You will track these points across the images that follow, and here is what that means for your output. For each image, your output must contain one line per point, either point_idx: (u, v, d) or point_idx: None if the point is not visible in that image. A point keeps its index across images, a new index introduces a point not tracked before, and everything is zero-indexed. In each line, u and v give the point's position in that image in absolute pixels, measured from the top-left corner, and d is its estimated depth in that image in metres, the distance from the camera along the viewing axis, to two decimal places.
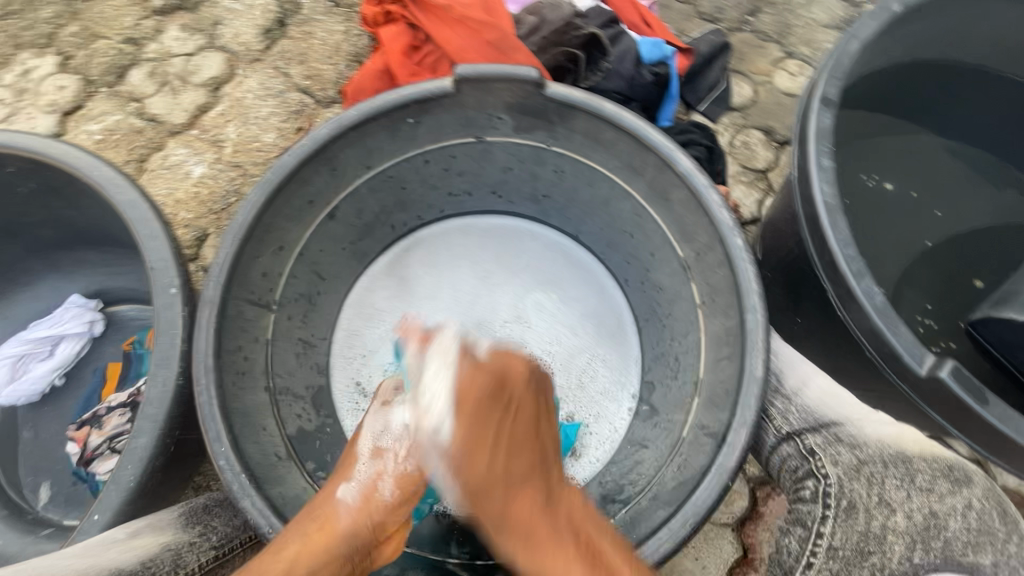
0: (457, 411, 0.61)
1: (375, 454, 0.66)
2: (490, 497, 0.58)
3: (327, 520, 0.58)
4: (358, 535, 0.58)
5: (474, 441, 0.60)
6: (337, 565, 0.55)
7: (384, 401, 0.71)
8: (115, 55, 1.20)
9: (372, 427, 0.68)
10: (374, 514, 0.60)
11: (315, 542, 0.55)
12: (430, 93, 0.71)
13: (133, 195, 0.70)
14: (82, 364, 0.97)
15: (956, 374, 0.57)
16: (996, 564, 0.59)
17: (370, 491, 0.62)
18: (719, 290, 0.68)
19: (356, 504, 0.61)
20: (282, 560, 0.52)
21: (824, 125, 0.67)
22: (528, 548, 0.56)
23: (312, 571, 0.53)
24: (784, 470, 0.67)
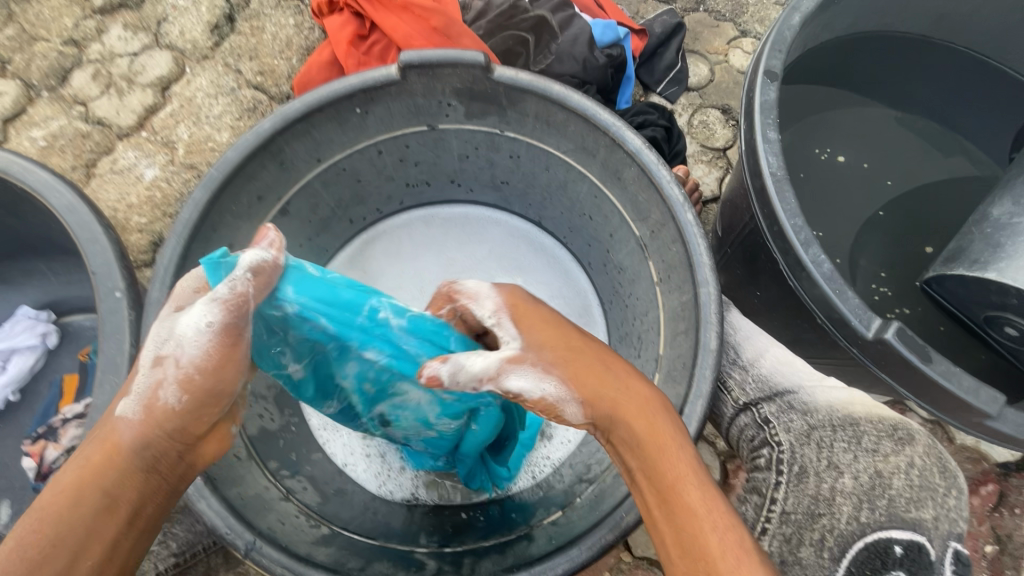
0: (521, 316, 0.57)
1: (159, 361, 0.51)
2: (592, 373, 0.53)
3: (106, 439, 0.50)
4: (152, 446, 0.50)
5: (572, 352, 0.55)
6: (135, 481, 0.49)
7: (181, 304, 0.55)
8: (56, 58, 1.16)
9: (156, 333, 0.53)
10: (160, 424, 0.51)
11: (93, 468, 0.49)
12: (375, 81, 0.70)
13: (71, 198, 0.68)
14: (37, 377, 0.94)
15: (901, 335, 0.58)
16: (937, 519, 0.59)
17: (154, 400, 0.51)
18: (674, 266, 0.69)
19: (138, 417, 0.51)
20: (65, 491, 0.47)
21: (769, 98, 0.68)
22: (645, 418, 0.51)
23: (103, 493, 0.48)
24: (743, 440, 0.69)
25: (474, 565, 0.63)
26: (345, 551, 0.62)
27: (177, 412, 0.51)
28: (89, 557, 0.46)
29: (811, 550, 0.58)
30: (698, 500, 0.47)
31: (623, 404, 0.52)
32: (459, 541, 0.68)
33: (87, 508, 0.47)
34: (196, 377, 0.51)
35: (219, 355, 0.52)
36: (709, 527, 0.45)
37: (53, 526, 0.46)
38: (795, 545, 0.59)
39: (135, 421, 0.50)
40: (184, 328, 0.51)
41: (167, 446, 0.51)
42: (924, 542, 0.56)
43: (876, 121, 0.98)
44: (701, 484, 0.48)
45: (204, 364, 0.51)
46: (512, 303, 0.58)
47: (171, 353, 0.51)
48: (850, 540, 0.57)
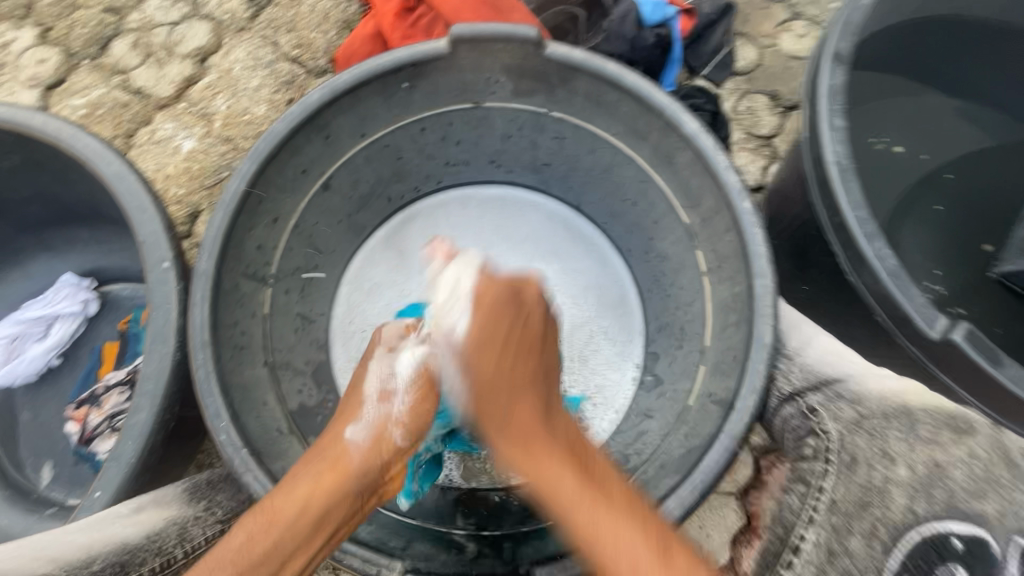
0: (475, 312, 0.63)
1: (383, 397, 0.62)
2: (495, 397, 0.59)
3: (337, 460, 0.57)
4: (371, 473, 0.58)
5: (482, 363, 0.61)
6: (349, 502, 0.55)
7: (389, 345, 0.66)
8: (97, 26, 1.16)
9: (378, 370, 0.64)
10: (385, 453, 0.59)
11: (326, 483, 0.55)
12: (424, 55, 0.68)
13: (120, 166, 0.67)
14: (79, 344, 0.95)
15: (971, 337, 0.56)
16: (1004, 513, 0.52)
17: (381, 432, 0.60)
18: (726, 256, 0.67)
19: (366, 444, 0.59)
20: (296, 497, 0.53)
21: (836, 82, 0.65)
22: (526, 446, 0.56)
23: (322, 513, 0.53)
24: (787, 431, 0.67)
25: (514, 549, 0.63)
26: (386, 529, 0.62)
27: (398, 446, 0.61)
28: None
29: (860, 540, 0.54)
30: (585, 528, 0.50)
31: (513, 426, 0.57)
32: (497, 525, 0.68)
33: (308, 523, 0.52)
34: (413, 420, 0.62)
35: (420, 406, 0.63)
36: (585, 524, 0.50)
37: (271, 530, 0.50)
38: (843, 535, 0.55)
39: (361, 452, 0.58)
40: (401, 365, 0.63)
41: (381, 475, 0.58)
42: (987, 537, 0.52)
43: (940, 111, 0.93)
44: (590, 514, 0.50)
45: (415, 400, 0.63)
46: (481, 293, 0.64)
47: (395, 390, 0.62)
48: (903, 531, 0.53)
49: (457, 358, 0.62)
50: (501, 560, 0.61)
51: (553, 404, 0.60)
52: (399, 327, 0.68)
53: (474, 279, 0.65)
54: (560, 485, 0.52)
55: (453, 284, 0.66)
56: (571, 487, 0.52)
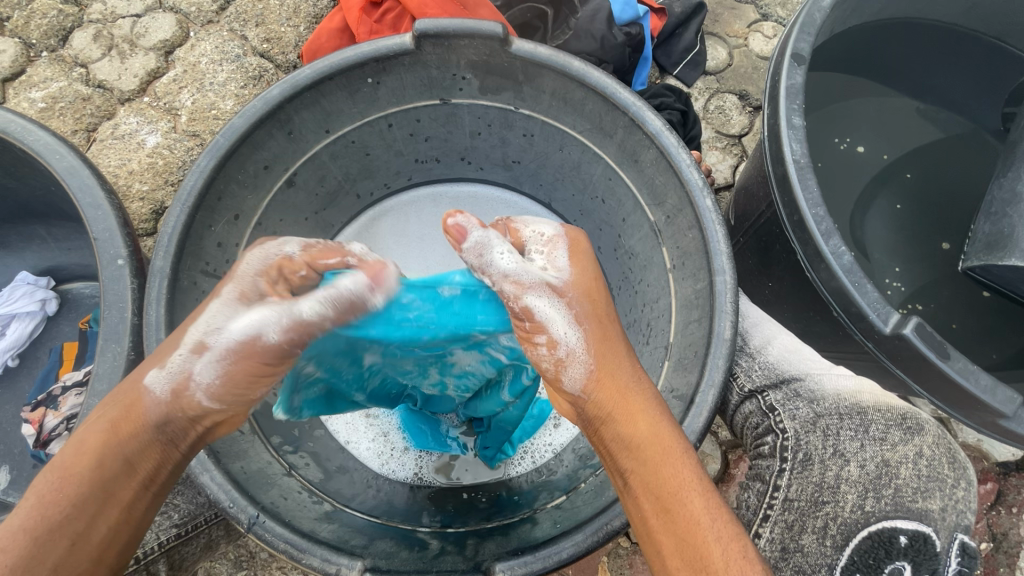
0: (573, 258, 0.57)
1: (198, 349, 0.48)
2: (615, 352, 0.54)
3: (129, 408, 0.49)
4: (173, 423, 0.50)
5: (597, 316, 0.55)
6: (152, 453, 0.49)
7: (243, 290, 0.50)
8: (56, 17, 1.12)
9: (208, 314, 0.49)
10: (188, 409, 0.49)
11: (119, 436, 0.48)
12: (388, 50, 0.67)
13: (73, 161, 0.66)
14: (37, 344, 0.92)
15: (920, 331, 0.57)
16: (945, 510, 0.56)
17: (182, 388, 0.49)
18: (689, 253, 0.67)
19: (162, 396, 0.49)
20: (85, 455, 0.47)
21: (796, 82, 0.66)
22: (632, 413, 0.51)
23: (125, 462, 0.48)
24: (747, 428, 0.67)
25: (477, 546, 0.62)
26: (347, 528, 0.61)
27: (201, 402, 0.49)
28: (94, 532, 0.47)
29: (813, 537, 0.57)
30: (699, 508, 0.48)
31: (628, 397, 0.52)
32: (462, 522, 0.67)
33: (105, 479, 0.47)
34: (221, 384, 0.49)
35: (235, 373, 0.49)
36: (709, 519, 0.47)
37: (69, 489, 0.46)
38: (797, 532, 0.57)
39: (160, 402, 0.49)
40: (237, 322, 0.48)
41: (188, 427, 0.50)
42: (930, 534, 0.54)
43: (902, 110, 0.95)
44: (702, 497, 0.48)
45: (229, 362, 0.48)
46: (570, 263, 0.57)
47: (212, 348, 0.48)
48: (853, 530, 0.56)
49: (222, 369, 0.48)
50: (464, 556, 0.60)
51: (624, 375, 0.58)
52: (263, 263, 0.52)
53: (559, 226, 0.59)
54: (676, 461, 0.49)
55: (544, 234, 0.58)
56: (686, 465, 0.49)
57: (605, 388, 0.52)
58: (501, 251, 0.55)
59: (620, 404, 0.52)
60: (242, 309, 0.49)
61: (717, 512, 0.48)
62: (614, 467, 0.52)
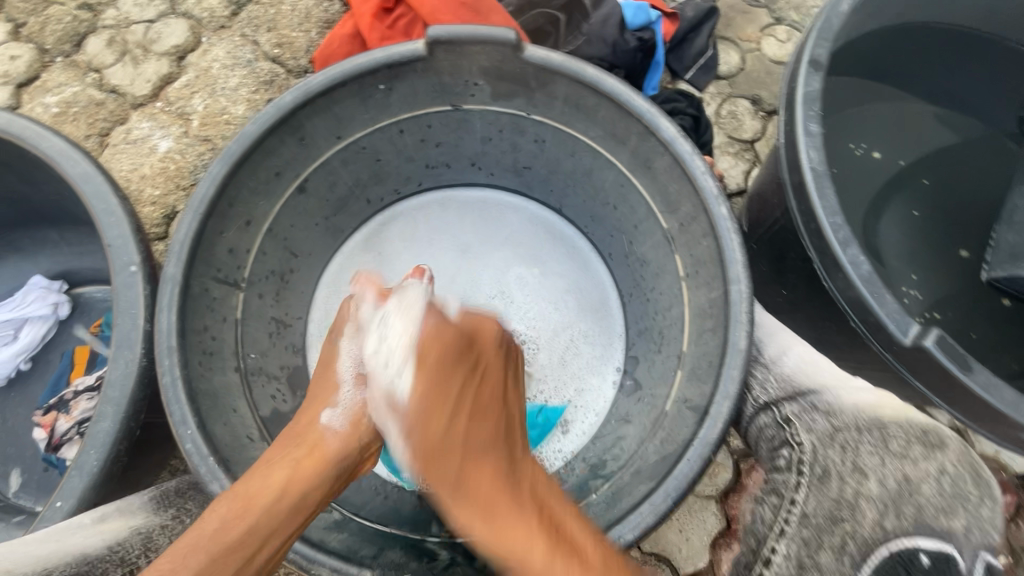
0: (416, 368, 0.63)
1: (357, 380, 0.67)
2: (446, 462, 0.59)
3: (313, 449, 0.60)
4: (349, 457, 0.61)
5: (433, 419, 0.61)
6: (325, 488, 0.57)
7: (356, 326, 0.69)
8: (71, 22, 1.13)
9: (345, 349, 0.68)
10: (360, 437, 0.63)
11: (306, 468, 0.57)
12: (401, 56, 0.67)
13: (87, 167, 0.66)
14: (49, 348, 0.93)
15: (941, 344, 0.56)
16: (969, 529, 0.55)
17: (358, 417, 0.64)
18: (703, 262, 0.66)
19: (344, 429, 0.63)
20: (281, 484, 0.54)
21: (813, 88, 0.65)
22: (480, 512, 0.56)
23: (303, 494, 0.55)
24: (762, 440, 0.65)
25: (488, 558, 0.61)
26: (357, 538, 0.61)
27: (372, 428, 0.65)
28: (259, 563, 0.51)
29: (831, 555, 0.53)
30: None
31: (469, 505, 0.56)
32: None
33: (287, 508, 0.53)
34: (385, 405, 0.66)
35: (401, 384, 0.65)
36: None
37: (249, 516, 0.51)
38: (815, 548, 0.54)
39: (338, 437, 0.62)
40: (367, 352, 0.66)
41: (348, 462, 0.61)
42: (953, 553, 0.53)
43: (920, 117, 0.93)
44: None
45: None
46: (424, 348, 0.64)
47: (369, 371, 0.67)
48: (873, 547, 0.53)
49: (399, 413, 0.62)
50: (473, 569, 0.61)
51: (515, 461, 0.61)
52: (361, 307, 0.70)
53: (418, 326, 0.65)
54: (533, 552, 0.51)
55: (404, 304, 0.67)
56: (535, 550, 0.51)
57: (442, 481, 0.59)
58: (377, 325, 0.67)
59: (479, 504, 0.56)
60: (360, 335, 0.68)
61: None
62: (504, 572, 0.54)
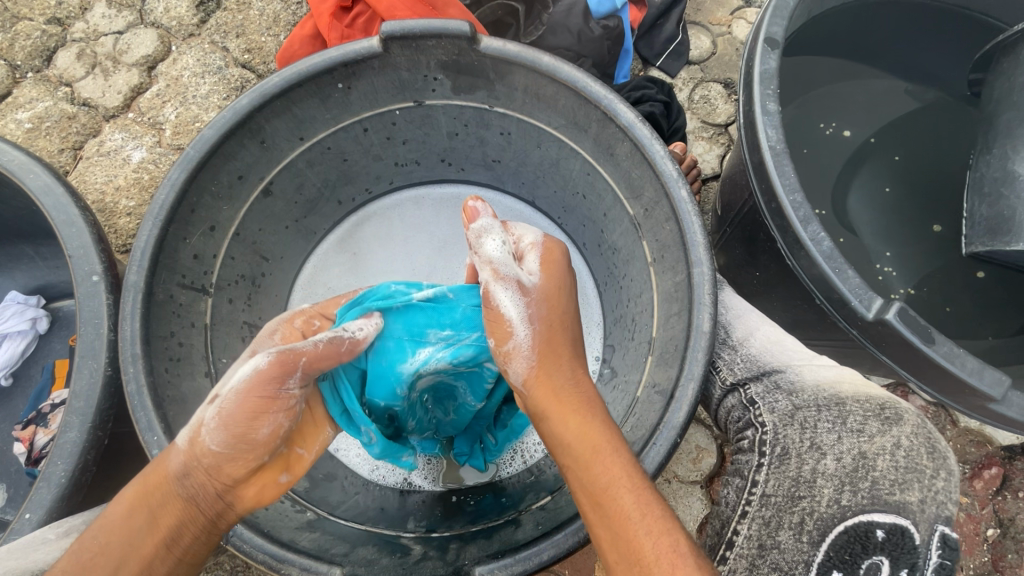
0: (543, 268, 0.60)
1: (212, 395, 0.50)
2: (558, 353, 0.56)
3: (161, 463, 0.49)
4: (192, 476, 0.48)
5: (549, 319, 0.58)
6: (174, 508, 0.47)
7: (255, 348, 0.55)
8: (40, 37, 1.13)
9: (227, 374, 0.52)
10: (203, 458, 0.48)
11: (147, 487, 0.48)
12: (357, 54, 0.67)
13: (46, 179, 0.66)
14: (30, 363, 0.93)
15: (903, 316, 0.56)
16: (925, 502, 0.49)
17: (199, 431, 0.48)
18: (668, 246, 0.66)
19: (185, 446, 0.48)
20: (119, 507, 0.48)
21: (770, 67, 0.65)
22: (575, 413, 0.53)
23: (150, 513, 0.47)
24: (730, 422, 0.65)
25: (458, 551, 0.61)
26: (330, 536, 0.61)
27: (221, 448, 0.48)
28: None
29: (790, 533, 0.50)
30: (634, 507, 0.47)
31: (565, 401, 0.54)
32: (447, 526, 0.67)
33: (133, 527, 0.47)
34: (234, 422, 0.48)
35: (244, 413, 0.48)
36: (641, 523, 0.46)
37: (103, 538, 0.46)
38: (773, 529, 0.52)
39: (180, 451, 0.48)
40: (240, 372, 0.50)
41: (205, 482, 0.48)
42: (909, 527, 0.47)
43: (887, 93, 0.93)
44: (630, 491, 0.48)
45: (235, 408, 0.48)
46: (550, 249, 0.62)
47: (222, 395, 0.49)
48: (830, 524, 0.49)
49: (530, 306, 0.57)
50: (444, 561, 0.59)
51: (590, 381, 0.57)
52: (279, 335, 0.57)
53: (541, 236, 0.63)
54: (609, 460, 0.49)
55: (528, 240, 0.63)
56: (615, 461, 0.49)
57: (551, 369, 0.56)
58: (493, 240, 0.60)
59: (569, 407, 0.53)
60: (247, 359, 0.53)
61: (655, 538, 0.45)
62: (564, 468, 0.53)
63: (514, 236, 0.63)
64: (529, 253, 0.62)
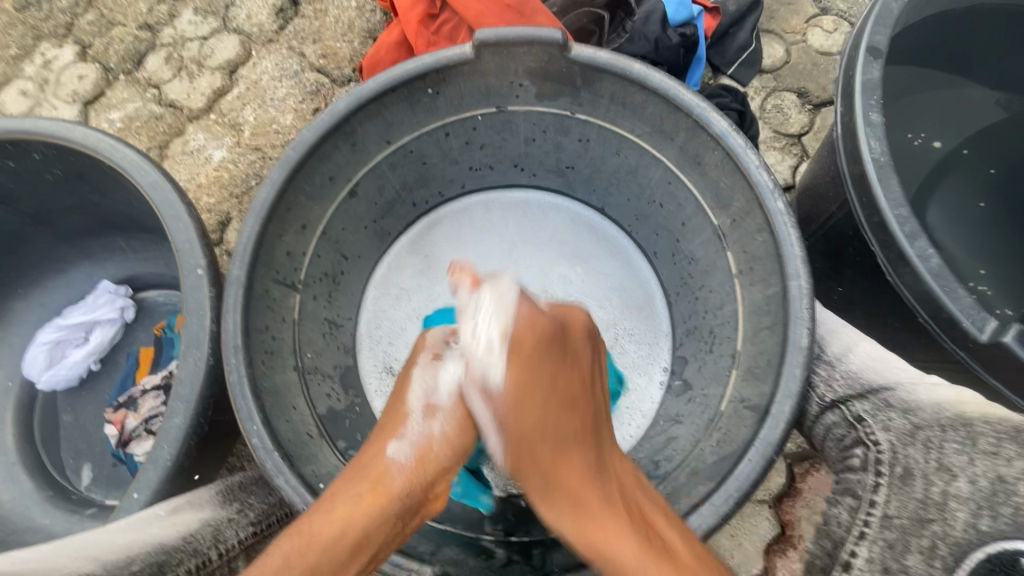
0: (510, 358, 0.59)
1: (429, 410, 0.60)
2: (540, 457, 0.58)
3: (376, 480, 0.55)
4: (415, 493, 0.56)
5: (523, 417, 0.59)
6: (389, 527, 0.53)
7: (432, 353, 0.64)
8: (132, 42, 1.20)
9: (424, 377, 0.63)
10: (429, 472, 0.57)
11: (369, 505, 0.53)
12: (449, 60, 0.68)
13: (155, 176, 0.69)
14: (116, 350, 0.98)
15: (1022, 339, 0.53)
16: None
17: (427, 450, 0.58)
18: (758, 258, 0.65)
19: (410, 462, 0.57)
20: (336, 523, 0.50)
21: (872, 76, 0.63)
22: (576, 508, 0.55)
23: (367, 530, 0.51)
24: (831, 441, 0.62)
25: (543, 556, 0.62)
26: (415, 532, 0.62)
27: (440, 461, 0.58)
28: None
29: (920, 558, 0.45)
30: None
31: (572, 488, 0.56)
32: (526, 531, 0.66)
33: (345, 550, 0.49)
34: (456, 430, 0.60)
35: (462, 422, 0.60)
36: None
37: (317, 547, 0.48)
38: (901, 552, 0.46)
39: (405, 471, 0.56)
40: (444, 380, 0.61)
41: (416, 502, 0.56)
42: None
43: (975, 105, 0.89)
44: None
45: (458, 418, 0.60)
46: (521, 332, 0.60)
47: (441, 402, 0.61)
48: (970, 550, 0.43)
49: (499, 408, 0.59)
50: (532, 566, 0.62)
51: (602, 457, 0.59)
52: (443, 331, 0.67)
53: (509, 317, 0.61)
54: (621, 550, 0.51)
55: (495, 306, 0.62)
56: (631, 553, 0.51)
57: (517, 434, 0.59)
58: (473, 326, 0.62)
59: (551, 460, 0.57)
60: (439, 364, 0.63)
61: None
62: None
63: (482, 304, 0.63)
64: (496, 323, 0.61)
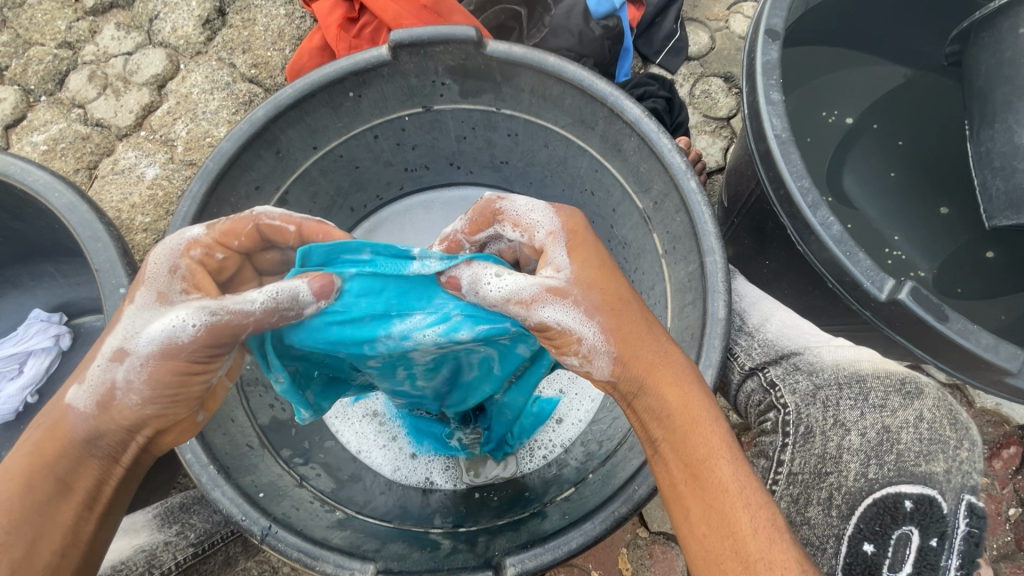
0: (574, 253, 0.53)
1: (120, 355, 0.46)
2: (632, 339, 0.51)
3: (55, 427, 0.46)
4: (108, 436, 0.47)
5: (610, 306, 0.51)
6: (90, 471, 0.47)
7: (159, 291, 0.49)
8: (51, 61, 1.16)
9: (128, 322, 0.48)
10: (120, 420, 0.47)
11: (45, 457, 0.45)
12: (367, 63, 0.69)
13: (71, 197, 0.68)
14: (53, 380, 0.94)
15: (916, 295, 0.57)
16: (949, 472, 0.56)
17: (110, 398, 0.47)
18: (679, 237, 0.67)
19: (91, 410, 0.47)
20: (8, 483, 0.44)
21: (771, 57, 0.66)
22: (677, 389, 0.50)
23: (57, 480, 0.45)
24: (750, 406, 0.70)
25: (487, 543, 0.62)
26: (361, 534, 0.62)
27: (136, 410, 0.47)
28: (36, 561, 0.43)
29: (819, 509, 0.59)
30: (728, 477, 0.47)
31: (658, 369, 0.50)
32: (474, 521, 0.68)
33: (34, 503, 0.44)
34: (152, 385, 0.46)
35: (159, 379, 0.46)
36: (749, 514, 0.45)
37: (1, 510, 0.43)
38: (803, 504, 0.60)
39: (87, 415, 0.47)
40: (150, 330, 0.46)
41: (124, 439, 0.48)
42: (936, 496, 0.54)
43: (885, 80, 0.93)
44: (733, 473, 0.47)
45: (155, 369, 0.46)
46: (569, 226, 0.54)
47: (134, 353, 0.46)
48: (859, 498, 0.57)
49: (580, 303, 0.50)
50: (475, 553, 0.61)
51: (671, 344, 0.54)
52: (171, 258, 0.51)
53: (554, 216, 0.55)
54: (712, 437, 0.48)
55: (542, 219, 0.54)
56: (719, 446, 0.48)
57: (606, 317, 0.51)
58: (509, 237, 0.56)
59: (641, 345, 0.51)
60: (159, 313, 0.47)
61: (748, 489, 0.46)
62: (647, 438, 0.51)
63: (522, 213, 0.55)
64: (551, 244, 0.53)
